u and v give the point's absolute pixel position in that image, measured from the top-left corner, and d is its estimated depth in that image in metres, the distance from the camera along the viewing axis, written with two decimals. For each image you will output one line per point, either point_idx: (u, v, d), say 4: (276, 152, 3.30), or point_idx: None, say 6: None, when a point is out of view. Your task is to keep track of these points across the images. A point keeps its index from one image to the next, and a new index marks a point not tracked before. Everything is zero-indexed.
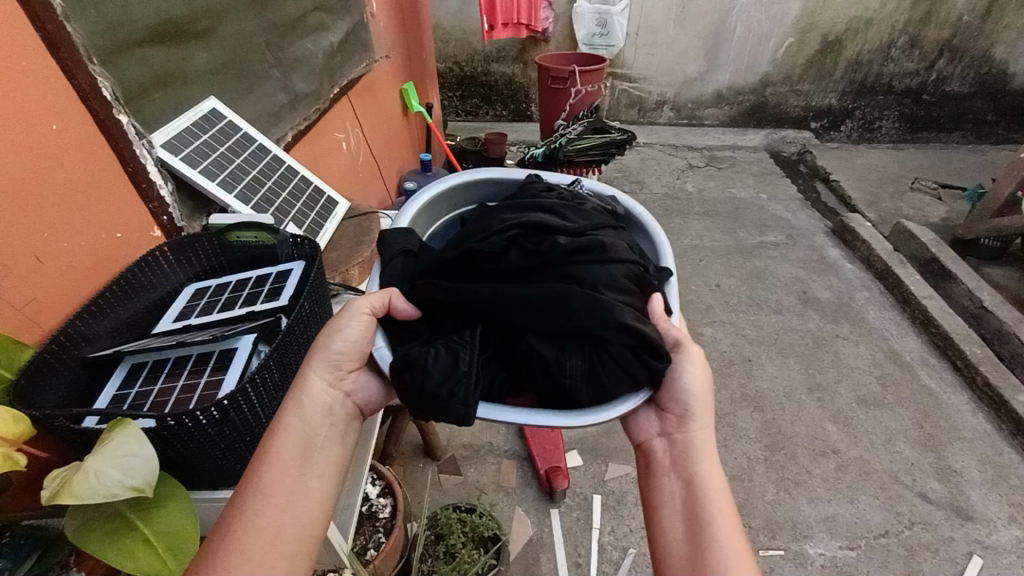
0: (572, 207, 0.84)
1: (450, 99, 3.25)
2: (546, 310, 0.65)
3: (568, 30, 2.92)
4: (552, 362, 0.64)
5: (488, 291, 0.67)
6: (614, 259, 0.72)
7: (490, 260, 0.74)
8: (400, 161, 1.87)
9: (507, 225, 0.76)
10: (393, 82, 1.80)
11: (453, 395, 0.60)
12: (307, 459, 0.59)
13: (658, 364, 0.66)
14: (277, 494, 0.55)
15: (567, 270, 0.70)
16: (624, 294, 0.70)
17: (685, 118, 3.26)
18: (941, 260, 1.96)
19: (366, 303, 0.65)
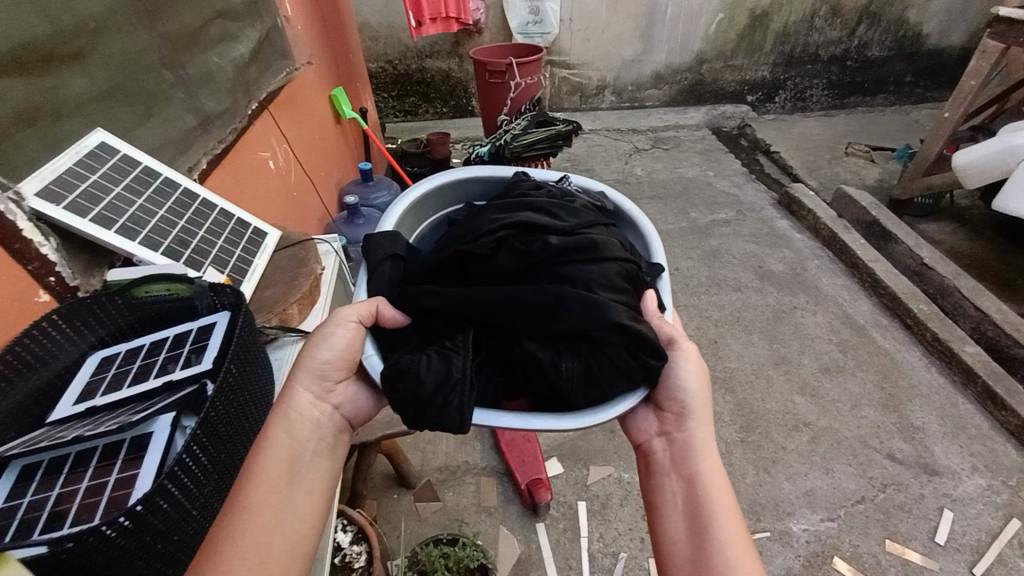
0: (562, 207, 0.94)
1: (386, 99, 3.11)
2: (541, 313, 0.74)
3: (500, 20, 2.85)
4: (547, 363, 0.73)
5: (483, 295, 0.77)
6: (608, 258, 0.82)
7: (485, 260, 0.84)
8: (338, 173, 1.77)
9: (497, 228, 0.86)
10: (320, 90, 1.68)
11: (447, 403, 0.68)
12: (294, 475, 0.63)
13: (653, 361, 0.74)
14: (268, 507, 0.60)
15: (559, 270, 0.80)
16: (617, 293, 0.79)
17: (627, 101, 3.26)
18: (882, 222, 2.03)
19: (352, 315, 0.72)
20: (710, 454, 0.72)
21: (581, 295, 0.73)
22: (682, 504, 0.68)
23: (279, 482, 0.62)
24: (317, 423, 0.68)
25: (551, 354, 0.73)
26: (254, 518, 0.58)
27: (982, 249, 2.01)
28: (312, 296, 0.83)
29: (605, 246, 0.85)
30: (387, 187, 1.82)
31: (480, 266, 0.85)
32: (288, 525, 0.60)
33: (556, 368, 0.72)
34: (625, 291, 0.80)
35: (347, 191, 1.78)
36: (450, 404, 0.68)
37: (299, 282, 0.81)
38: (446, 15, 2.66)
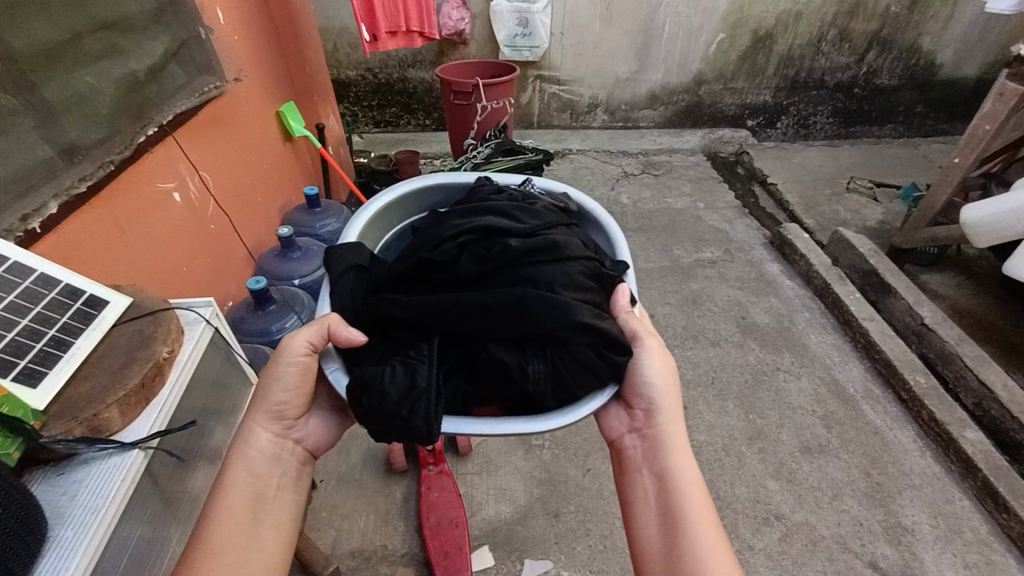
0: (525, 210, 1.01)
1: (366, 109, 2.96)
2: (505, 318, 0.82)
3: (486, 31, 2.70)
4: (516, 365, 0.81)
5: (443, 304, 0.83)
6: (567, 257, 0.90)
7: (446, 267, 0.91)
8: (280, 198, 1.61)
9: (458, 234, 0.93)
10: (263, 108, 1.53)
11: (414, 412, 0.76)
12: (259, 511, 0.76)
13: (617, 358, 0.84)
14: (235, 545, 0.72)
15: (522, 272, 0.88)
16: (579, 292, 0.87)
17: (620, 120, 3.10)
18: (880, 272, 1.86)
19: (301, 342, 0.82)
20: (677, 443, 0.83)
21: (543, 299, 0.81)
22: (655, 498, 0.79)
23: (243, 520, 0.74)
24: (277, 458, 0.81)
25: (519, 356, 0.81)
26: (222, 558, 0.70)
27: (989, 308, 1.83)
28: (152, 386, 0.66)
29: (565, 246, 0.93)
30: (336, 215, 1.66)
31: (440, 272, 0.92)
32: (257, 558, 0.72)
33: (525, 369, 0.82)
34: (588, 289, 0.89)
35: (289, 219, 1.62)
36: (417, 412, 0.77)
37: (132, 370, 0.65)
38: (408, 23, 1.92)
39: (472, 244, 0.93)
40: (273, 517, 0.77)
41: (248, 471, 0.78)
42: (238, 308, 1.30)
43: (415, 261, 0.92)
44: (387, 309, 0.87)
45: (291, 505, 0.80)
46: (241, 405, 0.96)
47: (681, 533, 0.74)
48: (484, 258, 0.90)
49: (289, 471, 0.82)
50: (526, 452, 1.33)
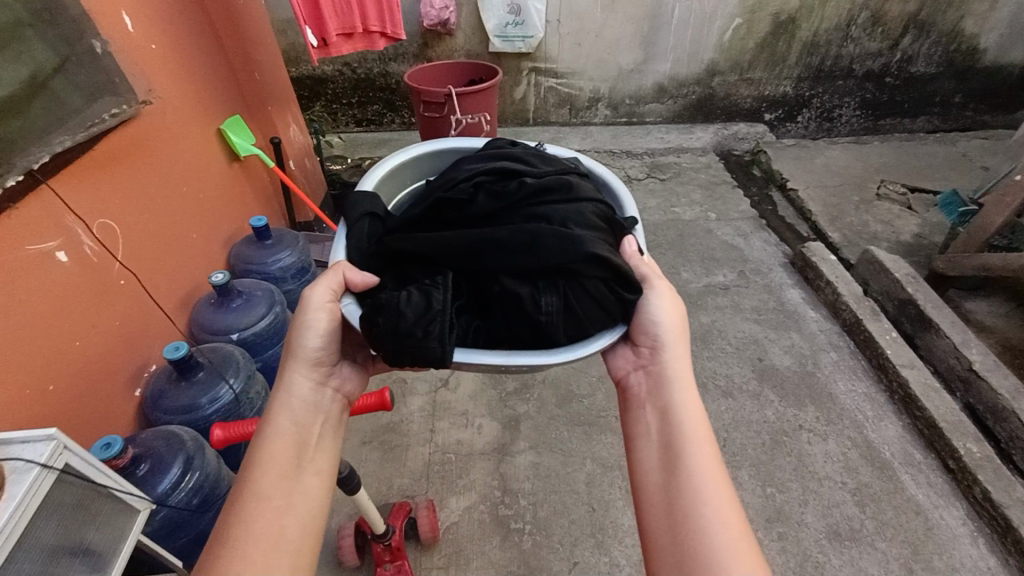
0: (538, 159, 1.11)
1: (346, 107, 2.72)
2: (517, 251, 0.90)
3: (474, 19, 2.44)
4: (527, 297, 0.89)
5: (458, 239, 0.92)
6: (580, 198, 1.00)
7: (459, 208, 1.01)
8: (225, 228, 1.40)
9: (474, 177, 1.02)
10: (199, 128, 1.31)
11: (426, 332, 0.81)
12: (302, 458, 0.75)
13: (628, 294, 0.92)
14: (280, 489, 0.70)
15: (534, 212, 0.98)
16: (590, 230, 0.96)
17: (623, 115, 2.83)
18: (919, 303, 1.62)
19: (324, 289, 0.83)
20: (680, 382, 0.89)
21: (555, 232, 0.90)
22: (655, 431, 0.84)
23: (287, 468, 0.73)
24: (318, 406, 0.81)
25: (531, 288, 0.89)
26: (267, 502, 0.69)
27: None
28: None
29: (577, 190, 1.02)
30: (287, 246, 1.45)
31: (455, 210, 1.03)
32: (301, 503, 0.71)
33: (536, 301, 0.89)
34: (599, 229, 0.99)
35: (235, 255, 1.40)
36: (430, 333, 0.82)
37: None
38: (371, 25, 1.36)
39: (487, 186, 1.02)
40: (316, 466, 0.75)
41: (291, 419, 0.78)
42: (158, 376, 1.08)
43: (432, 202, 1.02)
44: (404, 245, 0.97)
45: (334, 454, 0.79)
46: (122, 536, 0.78)
47: (681, 464, 0.77)
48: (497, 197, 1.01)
49: (332, 419, 0.82)
50: (503, 539, 1.14)
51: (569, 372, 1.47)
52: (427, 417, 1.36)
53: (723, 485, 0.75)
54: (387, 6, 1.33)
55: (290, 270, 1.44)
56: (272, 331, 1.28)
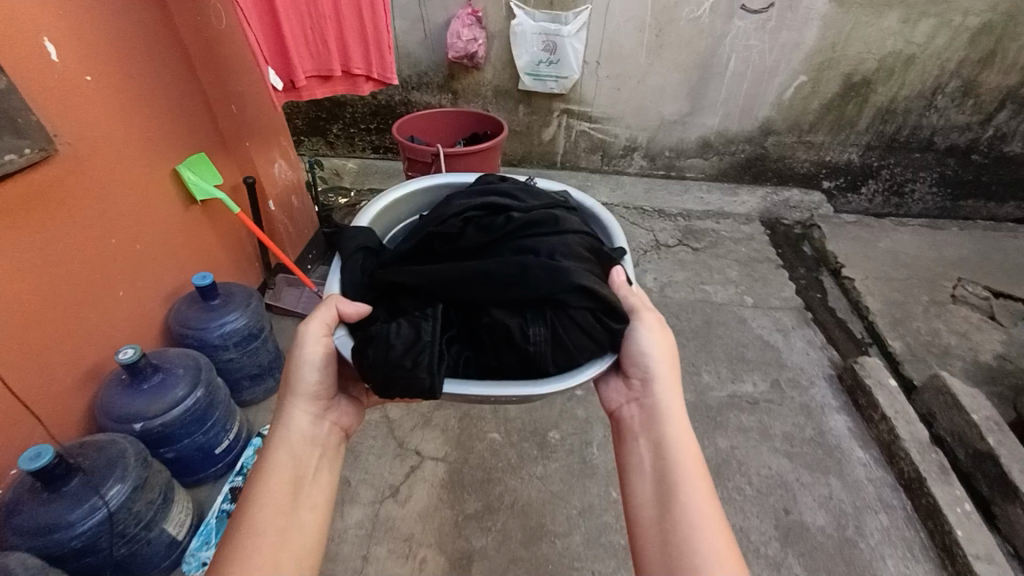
0: (524, 190, 1.19)
1: (365, 132, 2.57)
2: (503, 283, 0.97)
3: (506, 54, 2.25)
4: (516, 328, 0.96)
5: (450, 271, 1.00)
6: (564, 230, 1.07)
7: (450, 242, 1.10)
8: (168, 280, 1.23)
9: (464, 213, 1.11)
10: (150, 168, 1.16)
11: (415, 363, 0.89)
12: (298, 493, 0.86)
13: (613, 323, 0.99)
14: (277, 524, 0.82)
15: (522, 244, 1.06)
16: (575, 261, 1.03)
17: (661, 168, 2.56)
18: (1002, 461, 1.28)
19: (316, 326, 0.95)
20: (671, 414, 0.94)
21: (543, 264, 0.97)
22: (650, 467, 0.88)
23: (283, 503, 0.84)
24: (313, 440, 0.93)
25: (520, 321, 0.96)
26: (263, 538, 0.80)
27: None
28: None
29: (563, 223, 1.09)
30: (237, 307, 1.26)
31: (447, 244, 1.12)
32: (298, 535, 0.82)
33: (526, 334, 0.96)
34: (586, 261, 1.06)
35: (177, 314, 1.21)
36: (419, 364, 0.89)
37: None
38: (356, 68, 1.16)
39: (477, 220, 1.10)
40: (311, 500, 0.87)
41: (289, 453, 0.90)
42: (25, 477, 0.89)
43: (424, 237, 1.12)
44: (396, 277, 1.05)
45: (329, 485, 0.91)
46: None
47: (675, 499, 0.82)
48: (486, 231, 1.08)
49: (328, 449, 0.94)
50: None
51: (544, 498, 1.22)
52: (363, 539, 1.14)
53: (717, 517, 0.79)
54: (375, 50, 1.16)
55: (238, 335, 1.25)
56: (187, 419, 1.07)
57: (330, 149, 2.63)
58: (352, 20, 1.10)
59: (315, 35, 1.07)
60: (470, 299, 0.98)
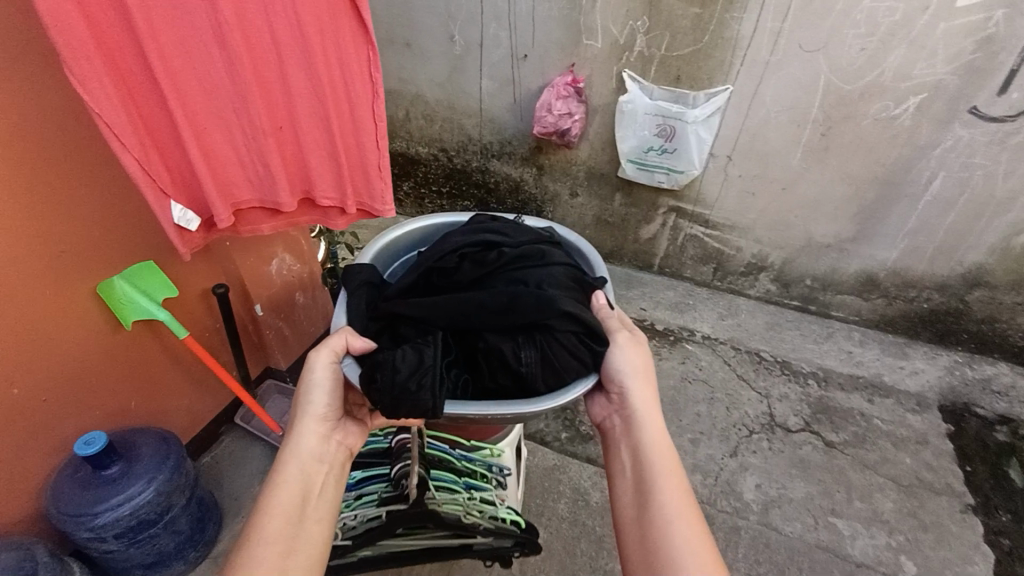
0: (511, 224, 0.98)
1: (435, 195, 2.23)
2: (495, 310, 0.80)
3: (608, 133, 1.78)
4: (509, 353, 0.79)
5: (444, 299, 0.82)
6: (553, 261, 0.89)
7: (444, 275, 0.90)
8: (60, 424, 0.96)
9: (457, 243, 0.91)
10: (58, 287, 0.90)
11: (421, 386, 0.73)
12: (305, 508, 0.69)
13: (601, 348, 0.80)
14: (279, 541, 0.66)
15: (514, 273, 0.87)
16: (564, 289, 0.85)
17: (796, 297, 1.91)
18: None
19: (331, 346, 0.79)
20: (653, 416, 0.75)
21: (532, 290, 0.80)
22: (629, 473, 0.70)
23: (287, 521, 0.67)
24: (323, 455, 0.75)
25: (513, 347, 0.79)
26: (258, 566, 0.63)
27: None
28: None
29: (553, 253, 0.91)
30: (139, 479, 0.96)
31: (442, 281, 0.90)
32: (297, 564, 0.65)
33: (517, 358, 0.78)
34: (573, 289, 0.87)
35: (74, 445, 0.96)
36: (424, 387, 0.73)
37: None
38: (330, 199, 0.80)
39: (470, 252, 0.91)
40: (316, 518, 0.70)
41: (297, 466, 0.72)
42: None
43: (416, 271, 0.91)
44: (397, 309, 0.83)
45: (336, 502, 0.73)
46: None
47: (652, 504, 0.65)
48: (479, 263, 0.89)
49: (339, 463, 0.76)
50: None
51: None
52: None
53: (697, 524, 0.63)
54: (355, 179, 0.79)
55: (120, 527, 0.94)
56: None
57: (398, 206, 2.33)
58: (319, 141, 0.74)
59: (256, 158, 0.73)
60: (464, 325, 0.80)
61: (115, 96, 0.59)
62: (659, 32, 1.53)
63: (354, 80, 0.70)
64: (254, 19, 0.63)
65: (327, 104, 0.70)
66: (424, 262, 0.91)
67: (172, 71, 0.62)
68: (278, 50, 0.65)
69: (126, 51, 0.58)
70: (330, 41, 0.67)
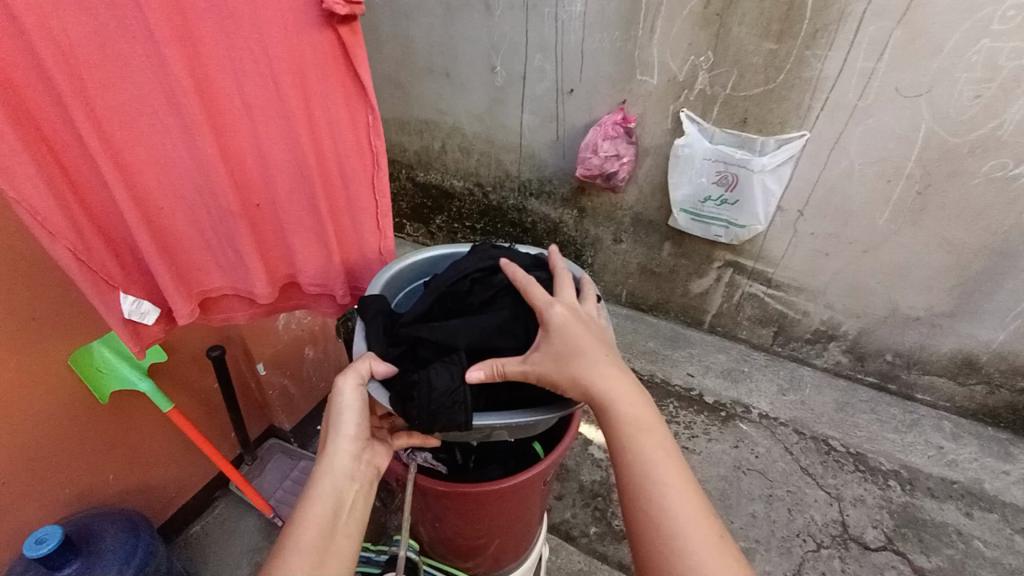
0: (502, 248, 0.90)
1: (468, 230, 2.05)
2: (511, 324, 0.73)
3: (661, 177, 1.58)
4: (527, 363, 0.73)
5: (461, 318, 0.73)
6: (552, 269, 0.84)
7: (455, 300, 0.78)
8: (30, 503, 0.86)
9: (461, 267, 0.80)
10: (24, 360, 0.79)
11: (454, 402, 0.66)
12: (337, 519, 0.62)
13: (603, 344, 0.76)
14: (312, 548, 0.58)
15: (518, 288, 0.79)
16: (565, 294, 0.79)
17: (873, 373, 1.64)
18: None
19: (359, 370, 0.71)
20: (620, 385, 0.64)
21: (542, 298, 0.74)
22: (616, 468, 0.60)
23: (319, 532, 0.60)
24: (354, 472, 0.68)
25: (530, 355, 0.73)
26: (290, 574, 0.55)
27: None
28: None
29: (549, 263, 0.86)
30: None
31: (451, 307, 0.78)
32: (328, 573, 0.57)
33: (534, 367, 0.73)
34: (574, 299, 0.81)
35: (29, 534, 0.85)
36: (457, 401, 0.66)
37: None
38: (314, 282, 0.81)
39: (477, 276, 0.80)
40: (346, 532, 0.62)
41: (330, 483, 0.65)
42: None
43: (426, 299, 0.79)
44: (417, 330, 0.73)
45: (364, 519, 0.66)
46: None
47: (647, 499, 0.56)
48: (486, 284, 0.78)
49: (369, 483, 0.70)
50: None
51: None
52: None
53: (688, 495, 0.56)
54: (341, 251, 0.80)
55: None
56: None
57: (429, 239, 2.17)
58: (299, 209, 0.74)
59: (223, 241, 0.71)
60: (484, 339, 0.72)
61: (48, 172, 0.53)
62: (725, 69, 1.33)
63: (340, 135, 0.71)
64: (222, 88, 0.61)
65: (307, 169, 0.70)
66: (434, 288, 0.80)
67: (122, 156, 0.58)
68: (248, 115, 0.64)
69: (65, 132, 0.53)
70: (318, 102, 0.67)
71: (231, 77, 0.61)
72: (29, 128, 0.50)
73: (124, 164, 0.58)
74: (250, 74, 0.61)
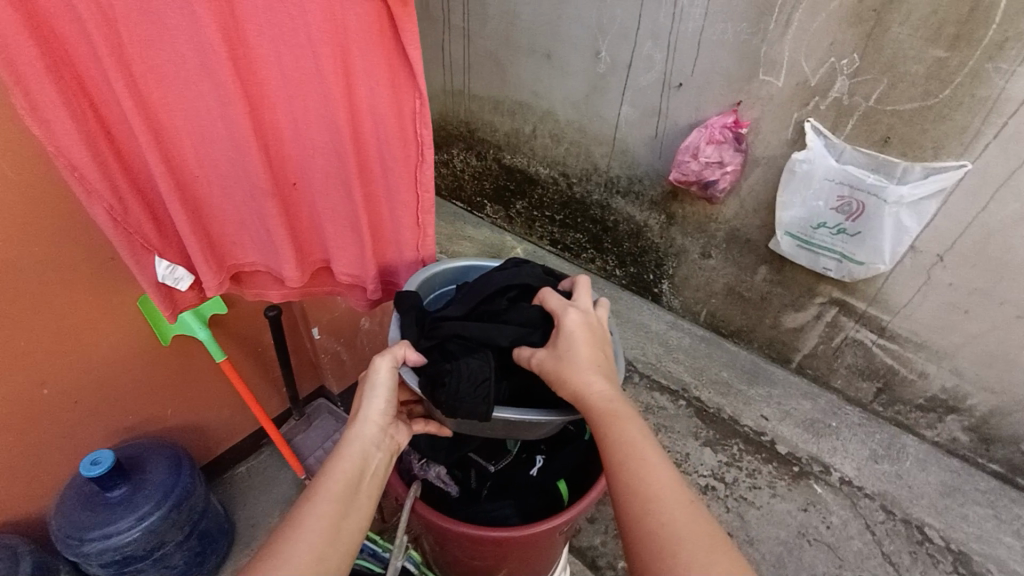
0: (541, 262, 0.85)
1: (547, 219, 1.96)
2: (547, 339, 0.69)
3: (768, 194, 1.39)
4: None
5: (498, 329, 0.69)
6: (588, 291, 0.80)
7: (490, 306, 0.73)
8: (100, 421, 0.96)
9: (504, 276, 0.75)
10: (105, 297, 0.86)
11: (479, 393, 0.64)
12: (356, 487, 0.59)
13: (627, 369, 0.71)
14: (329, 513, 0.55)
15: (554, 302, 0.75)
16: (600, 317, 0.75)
17: (998, 460, 1.36)
18: None
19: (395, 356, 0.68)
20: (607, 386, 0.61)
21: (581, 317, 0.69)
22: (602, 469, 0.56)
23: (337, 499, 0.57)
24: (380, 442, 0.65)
25: None
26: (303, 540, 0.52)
27: None
28: None
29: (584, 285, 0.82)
30: (133, 512, 0.94)
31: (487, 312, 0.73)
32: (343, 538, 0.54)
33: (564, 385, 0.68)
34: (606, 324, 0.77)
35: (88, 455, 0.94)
36: (480, 392, 0.64)
37: None
38: (348, 272, 0.80)
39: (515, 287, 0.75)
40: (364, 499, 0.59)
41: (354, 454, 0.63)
42: None
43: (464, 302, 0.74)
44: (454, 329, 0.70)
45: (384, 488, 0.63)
46: None
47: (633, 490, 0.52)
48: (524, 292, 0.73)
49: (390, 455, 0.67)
50: None
51: None
52: None
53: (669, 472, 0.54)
54: (374, 245, 0.79)
55: (106, 558, 0.94)
56: None
57: (507, 223, 2.10)
58: (335, 195, 0.73)
59: (253, 216, 0.73)
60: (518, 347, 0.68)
61: (83, 126, 0.57)
62: (872, 76, 1.11)
63: (380, 117, 0.66)
64: (259, 55, 0.60)
65: (343, 151, 0.68)
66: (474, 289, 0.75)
67: (156, 117, 0.60)
68: (285, 84, 0.63)
69: (103, 88, 0.56)
70: (361, 79, 0.63)
71: (271, 50, 0.60)
72: (74, 87, 0.55)
73: (163, 132, 0.62)
74: (289, 48, 0.60)
